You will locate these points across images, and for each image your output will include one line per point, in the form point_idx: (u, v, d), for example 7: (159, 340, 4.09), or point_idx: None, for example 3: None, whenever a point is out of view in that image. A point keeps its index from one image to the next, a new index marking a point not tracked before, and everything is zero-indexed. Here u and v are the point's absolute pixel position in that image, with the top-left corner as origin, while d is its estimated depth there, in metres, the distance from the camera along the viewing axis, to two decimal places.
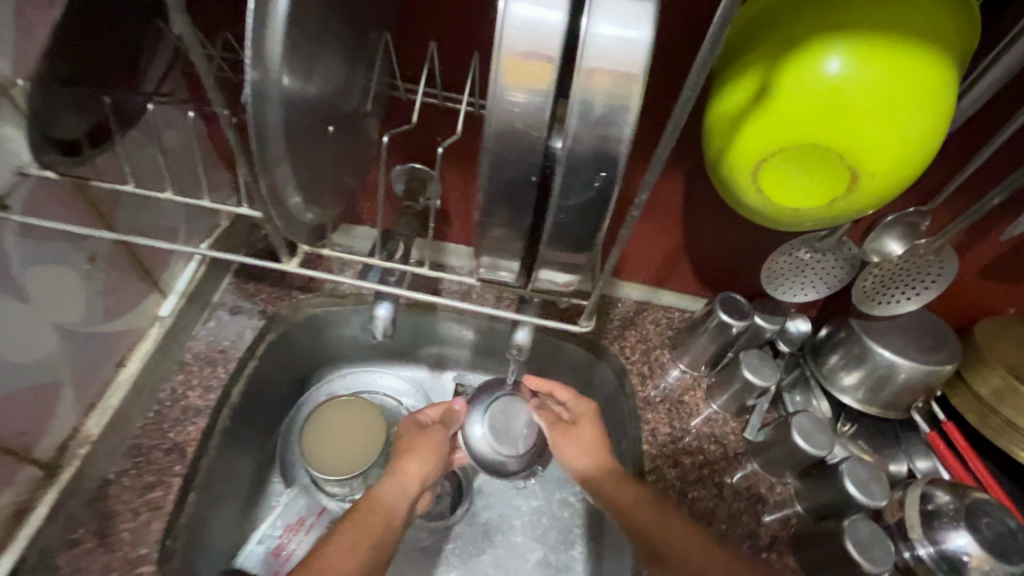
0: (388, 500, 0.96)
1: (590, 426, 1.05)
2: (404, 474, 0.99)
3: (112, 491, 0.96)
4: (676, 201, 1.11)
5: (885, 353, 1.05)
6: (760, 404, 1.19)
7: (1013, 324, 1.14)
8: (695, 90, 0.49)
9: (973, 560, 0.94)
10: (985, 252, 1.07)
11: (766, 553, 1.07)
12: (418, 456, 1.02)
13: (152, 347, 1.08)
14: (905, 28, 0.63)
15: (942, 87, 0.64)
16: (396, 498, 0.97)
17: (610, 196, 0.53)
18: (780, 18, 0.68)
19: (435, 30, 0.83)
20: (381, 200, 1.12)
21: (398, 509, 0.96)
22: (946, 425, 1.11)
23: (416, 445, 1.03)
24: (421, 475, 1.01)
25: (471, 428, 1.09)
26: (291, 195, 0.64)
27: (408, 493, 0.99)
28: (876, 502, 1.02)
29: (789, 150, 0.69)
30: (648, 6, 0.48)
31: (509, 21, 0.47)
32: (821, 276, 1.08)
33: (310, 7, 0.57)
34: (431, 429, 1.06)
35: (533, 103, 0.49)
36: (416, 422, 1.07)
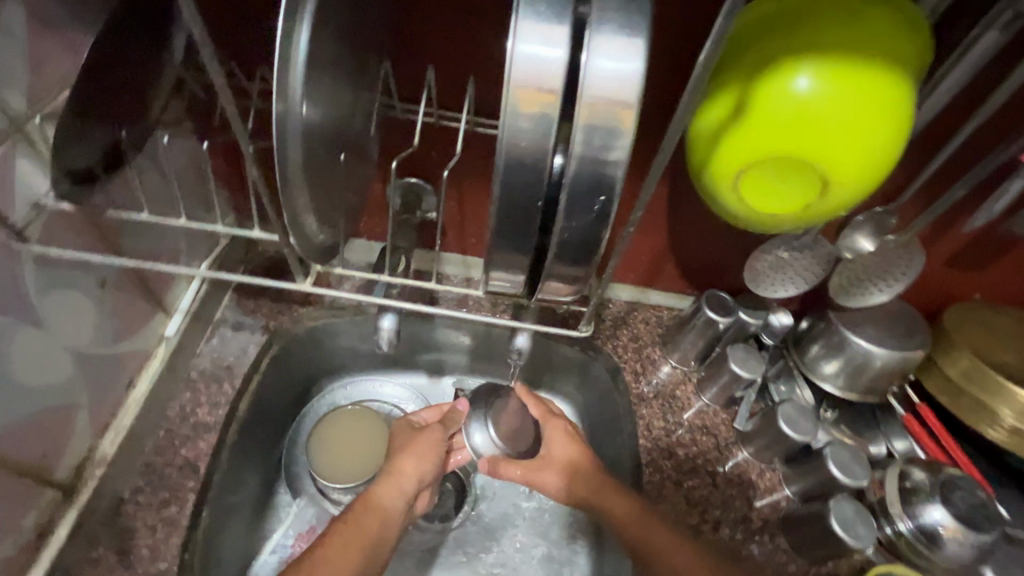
0: (384, 498, 0.98)
1: (565, 443, 1.10)
2: (401, 474, 1.00)
3: (128, 509, 0.99)
4: (661, 206, 1.17)
5: (861, 342, 1.11)
6: (748, 395, 1.25)
7: (978, 309, 1.22)
8: (682, 127, 0.56)
9: (947, 532, 1.01)
10: (949, 244, 1.15)
11: (758, 536, 1.13)
12: (414, 455, 1.03)
13: (160, 365, 1.10)
14: (867, 48, 0.69)
15: (902, 102, 0.70)
16: (393, 497, 0.98)
17: (608, 216, 0.59)
18: (753, 39, 0.74)
19: (429, 55, 0.88)
20: (379, 214, 1.16)
21: (394, 507, 0.98)
22: (920, 406, 1.19)
23: (412, 445, 1.05)
24: (418, 473, 1.02)
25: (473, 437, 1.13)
26: (303, 221, 0.68)
27: (406, 492, 1.00)
28: (858, 482, 1.08)
29: (764, 161, 0.75)
30: (640, 40, 0.53)
31: (516, 61, 0.52)
32: (801, 272, 1.14)
33: (319, 49, 0.61)
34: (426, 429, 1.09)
35: (539, 133, 0.54)
36: (410, 423, 1.11)
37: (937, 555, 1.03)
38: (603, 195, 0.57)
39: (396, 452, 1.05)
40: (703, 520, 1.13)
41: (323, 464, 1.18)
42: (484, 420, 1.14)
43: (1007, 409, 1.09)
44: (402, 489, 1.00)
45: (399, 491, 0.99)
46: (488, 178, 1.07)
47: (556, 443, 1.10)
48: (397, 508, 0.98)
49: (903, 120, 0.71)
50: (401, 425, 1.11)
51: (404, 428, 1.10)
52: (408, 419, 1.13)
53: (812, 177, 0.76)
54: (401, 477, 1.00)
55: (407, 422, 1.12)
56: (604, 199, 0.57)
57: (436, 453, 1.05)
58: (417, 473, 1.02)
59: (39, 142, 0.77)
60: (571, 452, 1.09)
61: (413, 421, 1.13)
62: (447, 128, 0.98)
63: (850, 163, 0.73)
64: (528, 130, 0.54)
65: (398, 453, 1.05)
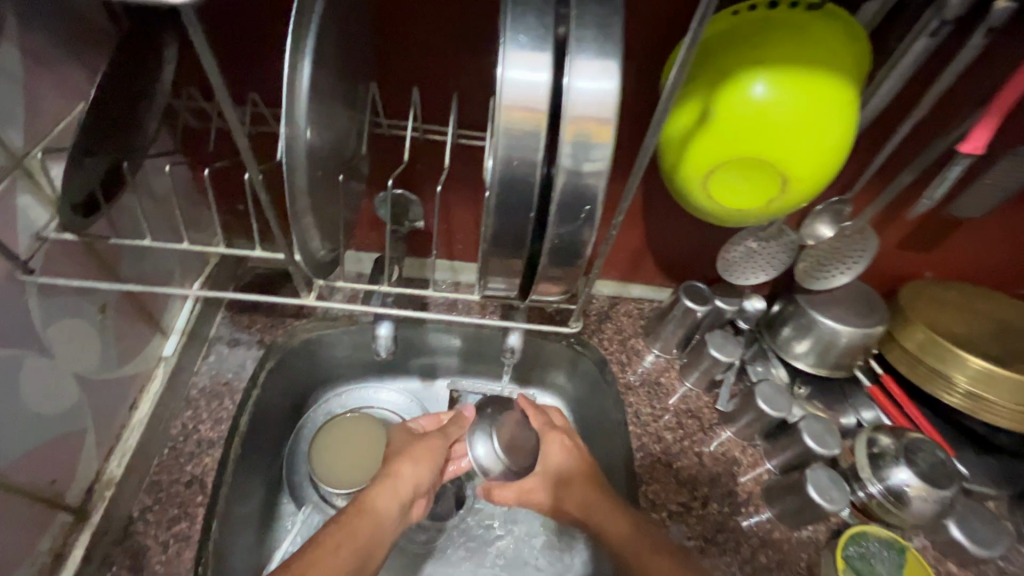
0: (378, 503, 0.97)
1: (559, 454, 1.10)
2: (397, 477, 1.02)
3: (138, 528, 1.01)
4: (637, 204, 1.24)
5: (827, 322, 1.20)
6: (728, 377, 1.32)
7: (931, 286, 1.32)
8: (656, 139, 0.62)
9: (913, 490, 1.11)
10: (902, 227, 1.25)
11: (744, 508, 1.21)
12: (410, 459, 1.06)
13: (160, 387, 1.12)
14: (816, 57, 0.76)
15: (848, 106, 0.78)
16: (387, 501, 0.98)
17: (593, 224, 0.64)
18: (713, 51, 0.80)
19: (412, 75, 0.92)
20: (368, 226, 1.20)
21: (387, 514, 0.97)
22: (882, 378, 1.29)
23: (411, 449, 1.08)
24: (413, 478, 1.04)
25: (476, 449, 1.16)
26: (307, 239, 0.72)
27: (402, 498, 1.00)
28: (830, 451, 1.16)
29: (728, 162, 0.82)
30: (614, 61, 0.57)
31: (506, 84, 0.57)
32: (769, 260, 1.22)
33: (317, 79, 0.65)
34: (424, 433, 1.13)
35: (527, 150, 0.60)
36: (407, 429, 1.14)
37: (905, 512, 1.12)
38: (590, 206, 0.62)
39: (394, 455, 1.08)
40: (692, 497, 1.21)
41: (325, 471, 1.21)
42: (487, 432, 1.18)
43: (961, 375, 1.17)
44: (397, 491, 1.00)
45: (394, 493, 1.00)
46: (472, 186, 1.12)
47: (552, 454, 1.11)
48: (390, 512, 0.97)
49: (851, 122, 0.79)
50: (399, 429, 1.14)
51: (402, 433, 1.13)
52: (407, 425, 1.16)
53: (772, 176, 0.83)
54: (398, 480, 1.02)
55: (405, 427, 1.15)
56: (590, 209, 0.62)
57: (432, 458, 1.08)
58: (412, 475, 1.04)
59: (37, 175, 0.79)
60: (563, 462, 1.09)
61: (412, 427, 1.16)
62: (431, 142, 1.03)
63: (806, 162, 0.80)
64: (517, 149, 0.59)
65: (394, 456, 1.08)
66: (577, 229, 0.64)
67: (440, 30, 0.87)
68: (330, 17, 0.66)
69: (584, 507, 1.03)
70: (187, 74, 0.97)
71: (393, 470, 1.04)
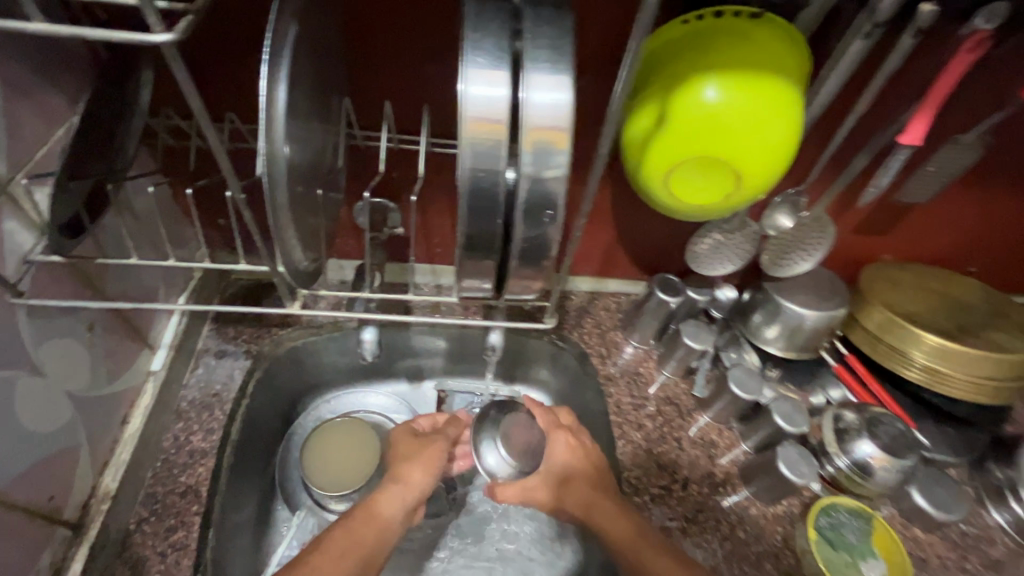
0: (386, 508, 0.98)
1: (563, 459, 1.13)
2: (407, 482, 1.04)
3: (136, 540, 1.04)
4: (608, 203, 1.30)
5: (794, 307, 1.26)
6: (703, 364, 1.39)
7: (887, 268, 1.40)
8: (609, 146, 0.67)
9: (876, 461, 1.18)
10: (856, 214, 1.32)
11: (722, 487, 1.27)
12: (420, 464, 1.07)
13: (151, 401, 1.14)
14: (758, 61, 0.81)
15: (794, 105, 0.83)
16: (394, 506, 0.99)
17: (557, 227, 0.69)
18: (665, 59, 0.86)
19: (385, 89, 0.96)
20: (349, 235, 1.23)
21: (394, 518, 0.98)
22: (847, 357, 1.36)
23: (418, 455, 1.08)
24: (421, 484, 1.04)
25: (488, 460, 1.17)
26: (293, 252, 0.76)
27: (408, 503, 1.02)
28: (799, 428, 1.23)
29: (685, 161, 0.87)
30: (567, 75, 0.62)
31: (468, 101, 0.61)
32: (734, 251, 1.28)
33: (295, 100, 0.69)
34: (427, 435, 1.14)
35: (490, 159, 0.64)
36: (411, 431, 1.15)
37: (871, 483, 1.20)
38: (551, 210, 0.67)
39: (400, 459, 1.09)
40: (673, 480, 1.27)
41: (319, 475, 1.24)
42: (494, 441, 1.18)
43: (918, 351, 1.24)
44: (408, 496, 1.02)
45: (404, 497, 1.01)
46: (449, 192, 1.17)
47: (556, 455, 1.14)
48: (395, 517, 0.98)
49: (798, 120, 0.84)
50: (404, 431, 1.15)
51: (406, 434, 1.14)
52: (412, 425, 1.17)
53: (727, 173, 0.88)
54: (407, 486, 1.03)
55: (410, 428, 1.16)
56: (552, 213, 0.67)
57: (438, 460, 1.09)
58: (421, 479, 1.05)
59: (23, 202, 0.82)
60: (566, 462, 1.12)
61: (416, 427, 1.17)
62: (406, 151, 1.07)
63: (757, 160, 0.86)
64: (481, 159, 0.64)
65: (402, 460, 1.09)
66: (542, 232, 0.69)
67: (409, 46, 0.91)
68: (301, 43, 0.70)
69: (584, 508, 1.07)
70: (164, 96, 0.99)
71: (401, 475, 1.05)
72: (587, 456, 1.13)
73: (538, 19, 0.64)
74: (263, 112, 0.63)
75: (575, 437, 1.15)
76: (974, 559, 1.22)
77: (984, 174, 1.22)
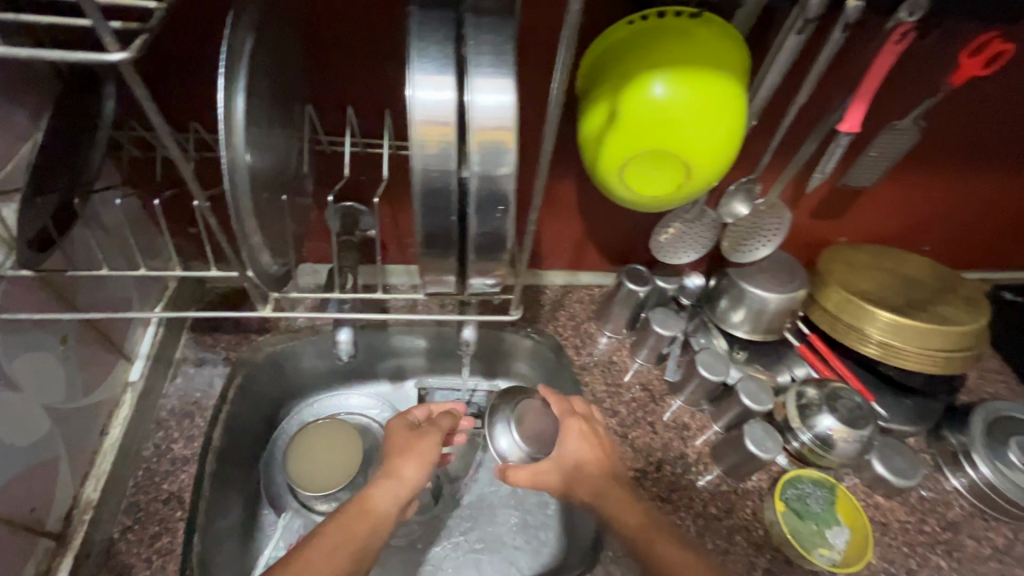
0: (380, 504, 0.95)
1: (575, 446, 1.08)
2: (401, 478, 0.98)
3: (120, 548, 1.05)
4: (574, 198, 1.34)
5: (756, 292, 1.32)
6: (673, 350, 1.42)
7: (843, 250, 1.46)
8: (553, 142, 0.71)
9: (836, 433, 1.25)
10: (811, 199, 1.39)
11: (695, 467, 1.31)
12: (412, 458, 1.00)
13: (129, 411, 1.15)
14: (696, 56, 0.86)
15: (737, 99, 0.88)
16: (389, 503, 0.96)
17: (510, 220, 0.72)
18: (611, 60, 0.92)
19: (347, 96, 0.99)
20: (322, 239, 1.26)
21: (390, 516, 0.95)
22: (809, 337, 1.42)
23: (413, 447, 1.02)
24: (416, 479, 1.00)
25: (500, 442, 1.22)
26: (260, 256, 0.79)
27: (401, 498, 0.97)
28: (764, 406, 1.28)
29: (636, 155, 0.91)
30: (510, 77, 0.66)
31: (417, 105, 0.65)
32: (697, 239, 1.35)
33: (254, 108, 0.72)
34: (423, 427, 1.07)
35: (441, 159, 0.67)
36: (407, 422, 1.08)
37: (832, 454, 1.26)
38: (502, 207, 0.70)
39: (391, 453, 1.02)
40: (648, 463, 1.30)
41: (301, 477, 1.24)
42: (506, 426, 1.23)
43: (873, 328, 1.28)
44: (399, 485, 0.97)
45: (392, 493, 0.95)
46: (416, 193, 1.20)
47: (569, 441, 1.09)
48: (389, 513, 0.95)
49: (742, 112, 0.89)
50: (399, 420, 1.07)
51: (398, 429, 1.06)
52: (403, 419, 1.08)
53: (681, 165, 0.93)
54: (399, 480, 0.98)
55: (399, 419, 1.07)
56: (503, 209, 0.71)
57: (432, 455, 1.03)
58: (406, 476, 0.98)
59: None
60: (578, 452, 1.08)
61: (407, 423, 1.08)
62: (371, 154, 1.09)
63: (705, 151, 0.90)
64: (432, 159, 0.67)
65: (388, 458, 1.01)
66: (495, 227, 0.72)
67: (367, 52, 0.94)
68: (258, 54, 0.73)
69: (594, 496, 1.04)
70: (128, 108, 1.01)
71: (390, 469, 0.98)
72: (600, 443, 1.10)
73: (480, 26, 0.68)
74: (223, 122, 0.66)
75: (587, 423, 1.12)
76: (933, 521, 1.28)
77: (922, 156, 1.30)
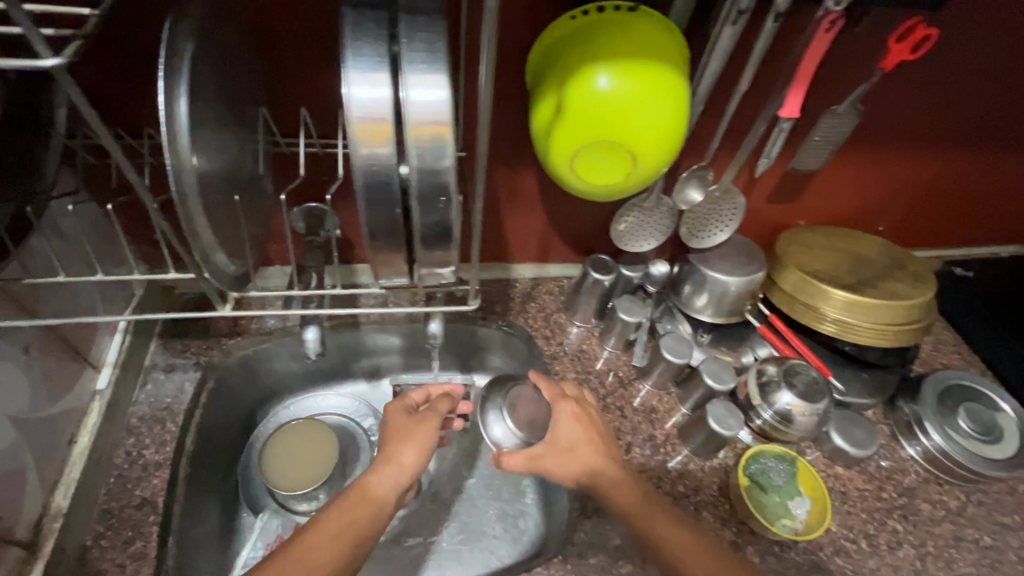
0: (377, 487, 0.97)
1: (569, 429, 1.11)
2: (398, 463, 1.00)
3: (94, 554, 1.04)
4: (535, 190, 1.37)
5: (717, 276, 1.37)
6: (640, 336, 1.47)
7: (802, 233, 1.52)
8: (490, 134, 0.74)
9: (794, 408, 1.28)
10: (766, 184, 1.43)
11: (663, 448, 1.34)
12: (412, 444, 1.03)
13: (97, 419, 1.15)
14: (634, 47, 0.89)
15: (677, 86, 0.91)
16: (387, 487, 0.97)
17: (453, 210, 0.75)
18: (556, 57, 0.96)
19: (301, 97, 1.01)
20: (287, 241, 1.27)
21: (388, 497, 0.97)
22: (769, 316, 1.46)
23: (412, 433, 1.05)
24: (414, 465, 1.01)
25: (494, 430, 1.25)
26: (215, 254, 0.80)
27: (400, 484, 0.99)
28: (727, 385, 1.33)
29: (584, 145, 0.95)
30: (444, 73, 0.69)
31: (352, 102, 0.67)
32: (657, 226, 1.39)
33: (202, 109, 0.73)
34: (422, 412, 1.10)
35: (380, 155, 0.70)
36: (404, 407, 1.11)
37: (793, 428, 1.30)
38: (444, 196, 0.73)
39: (391, 438, 1.04)
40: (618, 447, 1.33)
41: (277, 477, 1.27)
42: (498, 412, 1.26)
43: (828, 306, 1.35)
44: (389, 472, 0.98)
45: (385, 477, 0.97)
46: None
47: (562, 424, 1.12)
48: (388, 498, 0.96)
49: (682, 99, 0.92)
50: (397, 405, 1.10)
51: (394, 414, 1.09)
52: (399, 405, 1.11)
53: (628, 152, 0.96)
54: (397, 465, 1.00)
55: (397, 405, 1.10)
56: (444, 198, 0.73)
57: (432, 441, 1.06)
58: (397, 460, 1.00)
59: None
60: (572, 432, 1.10)
61: (403, 410, 1.11)
62: (331, 154, 1.11)
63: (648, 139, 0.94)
64: (372, 155, 0.70)
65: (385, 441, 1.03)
66: (438, 217, 0.75)
67: (319, 52, 0.97)
68: (202, 55, 0.74)
69: (588, 474, 1.07)
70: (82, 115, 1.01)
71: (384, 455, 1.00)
72: (592, 423, 1.13)
73: (414, 23, 0.70)
74: (164, 124, 0.67)
75: (580, 405, 1.15)
76: (890, 488, 1.34)
77: (866, 140, 1.37)
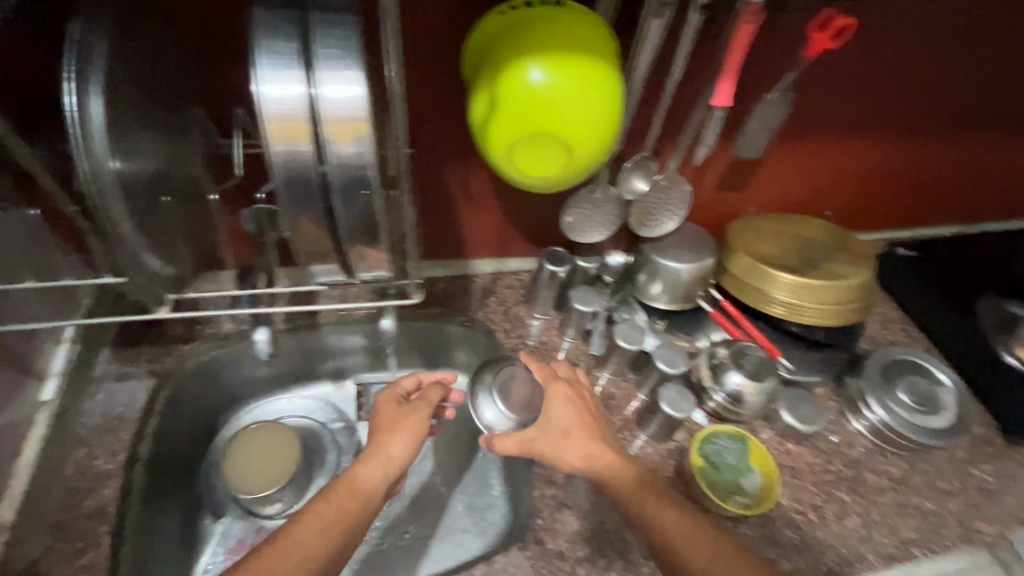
0: (366, 478, 1.00)
1: (563, 408, 1.14)
2: (387, 454, 1.04)
3: (43, 566, 1.03)
4: (485, 186, 1.40)
5: (670, 264, 1.38)
6: (597, 326, 1.49)
7: (752, 220, 1.57)
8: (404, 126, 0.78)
9: (744, 388, 1.33)
10: (713, 174, 1.49)
11: (622, 435, 1.37)
12: (401, 435, 1.07)
13: (45, 430, 1.14)
14: (562, 40, 0.90)
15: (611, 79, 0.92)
16: (376, 477, 1.01)
17: (375, 202, 0.78)
18: (490, 52, 0.97)
19: (238, 100, 1.03)
20: (239, 245, 1.26)
21: (377, 487, 1.00)
22: (722, 301, 1.49)
23: (403, 423, 1.08)
24: (404, 454, 1.06)
25: (484, 411, 1.24)
26: None
27: (389, 474, 1.03)
28: (679, 369, 1.32)
29: (519, 139, 0.95)
30: (356, 69, 0.72)
31: (265, 101, 0.70)
32: (606, 218, 1.41)
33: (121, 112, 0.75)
34: (413, 403, 1.14)
35: (297, 150, 0.73)
36: (397, 397, 1.13)
37: (743, 408, 1.35)
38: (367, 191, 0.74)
39: (381, 427, 1.08)
40: None
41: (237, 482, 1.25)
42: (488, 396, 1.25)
43: (778, 290, 1.39)
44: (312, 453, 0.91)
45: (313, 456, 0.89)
46: None
47: (555, 403, 1.15)
48: (376, 488, 1.00)
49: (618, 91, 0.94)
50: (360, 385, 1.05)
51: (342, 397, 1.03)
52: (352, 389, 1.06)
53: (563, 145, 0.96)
54: (387, 457, 1.04)
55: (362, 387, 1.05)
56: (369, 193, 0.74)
57: (423, 430, 1.10)
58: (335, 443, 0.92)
59: None
60: (564, 413, 1.14)
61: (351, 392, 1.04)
62: None
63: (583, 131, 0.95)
64: (290, 151, 0.73)
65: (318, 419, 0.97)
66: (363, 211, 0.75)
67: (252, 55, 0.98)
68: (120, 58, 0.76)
69: (585, 458, 1.10)
70: None
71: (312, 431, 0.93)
72: (585, 406, 1.17)
73: (327, 22, 0.73)
74: (74, 124, 0.71)
75: (572, 388, 1.19)
76: (840, 462, 1.38)
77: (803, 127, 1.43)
